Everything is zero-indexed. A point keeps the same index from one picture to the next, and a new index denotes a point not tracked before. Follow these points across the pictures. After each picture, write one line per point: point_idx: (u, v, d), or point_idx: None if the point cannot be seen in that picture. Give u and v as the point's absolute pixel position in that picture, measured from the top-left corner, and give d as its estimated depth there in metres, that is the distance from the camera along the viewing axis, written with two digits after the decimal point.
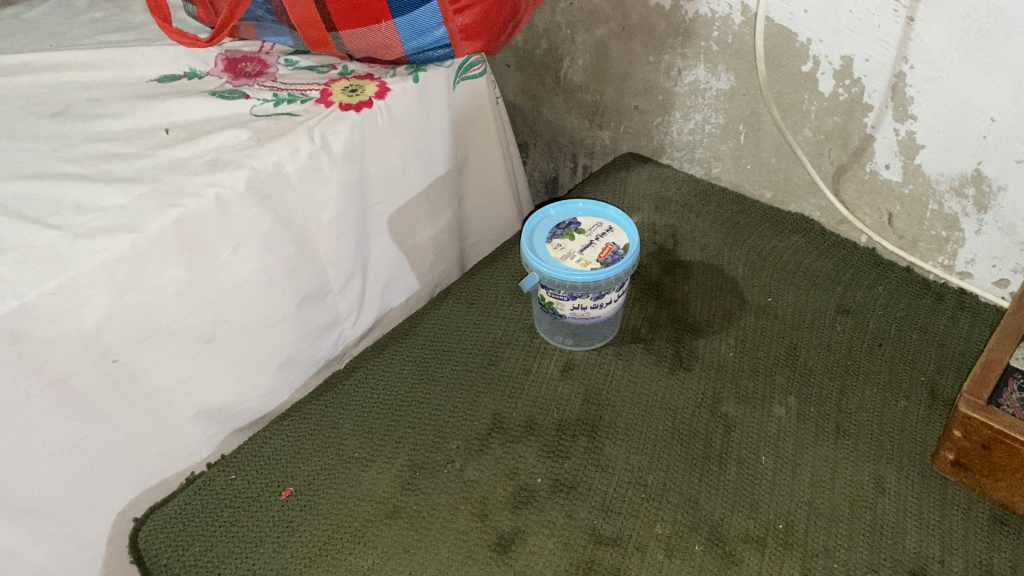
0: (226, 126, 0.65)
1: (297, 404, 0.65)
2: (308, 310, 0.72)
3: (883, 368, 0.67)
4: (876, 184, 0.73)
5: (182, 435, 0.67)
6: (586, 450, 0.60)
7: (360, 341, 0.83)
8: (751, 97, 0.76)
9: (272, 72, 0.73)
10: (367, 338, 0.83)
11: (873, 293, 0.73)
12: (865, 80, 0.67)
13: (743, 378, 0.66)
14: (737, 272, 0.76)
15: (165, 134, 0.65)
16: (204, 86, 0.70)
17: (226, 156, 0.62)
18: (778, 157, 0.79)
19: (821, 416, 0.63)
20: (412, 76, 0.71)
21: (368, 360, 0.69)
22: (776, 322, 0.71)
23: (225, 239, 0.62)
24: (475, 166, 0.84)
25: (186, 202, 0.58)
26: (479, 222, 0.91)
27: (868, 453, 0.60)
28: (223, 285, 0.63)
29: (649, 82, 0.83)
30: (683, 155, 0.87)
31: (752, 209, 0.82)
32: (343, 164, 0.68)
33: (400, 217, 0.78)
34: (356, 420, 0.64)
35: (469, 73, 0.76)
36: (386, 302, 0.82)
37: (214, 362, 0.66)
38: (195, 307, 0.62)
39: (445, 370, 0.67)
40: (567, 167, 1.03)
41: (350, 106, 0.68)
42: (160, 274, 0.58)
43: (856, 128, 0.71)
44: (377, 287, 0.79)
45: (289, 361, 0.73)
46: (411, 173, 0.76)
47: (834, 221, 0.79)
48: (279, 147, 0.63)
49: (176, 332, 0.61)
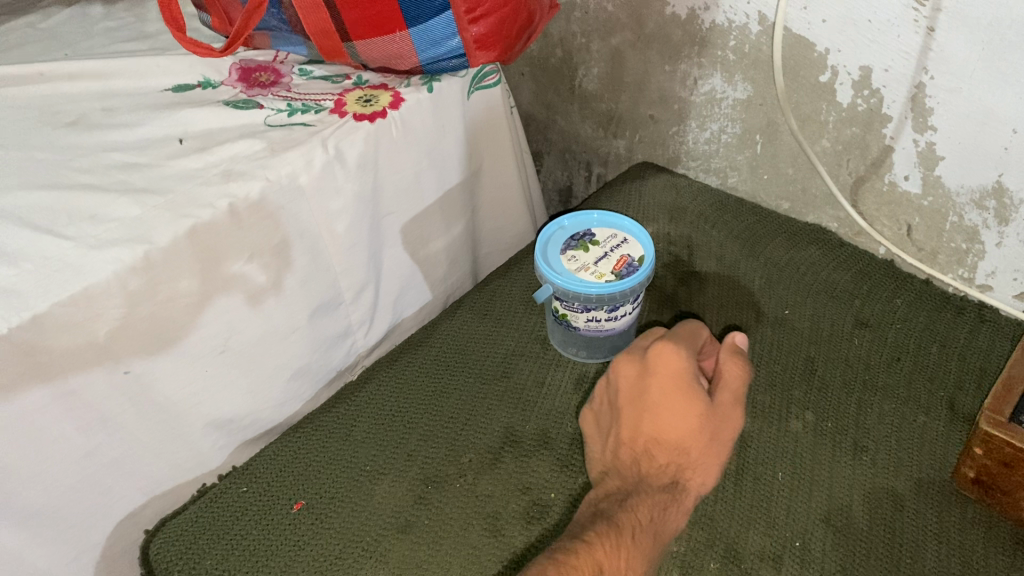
0: (240, 137, 0.65)
1: (308, 415, 0.65)
2: (322, 321, 0.71)
3: (902, 383, 0.66)
4: (895, 195, 0.72)
5: (196, 448, 0.67)
6: None
7: (373, 353, 0.81)
8: (768, 107, 0.75)
9: (286, 81, 0.72)
10: (379, 349, 0.81)
11: (891, 306, 0.72)
12: (884, 91, 0.66)
13: (760, 393, 0.65)
14: (754, 283, 0.74)
15: (179, 144, 0.64)
16: (218, 95, 0.69)
17: (240, 167, 0.62)
18: (796, 168, 0.78)
19: (838, 431, 0.63)
20: (426, 87, 0.70)
21: (381, 371, 0.68)
22: (794, 335, 0.70)
23: (238, 249, 0.61)
24: (492, 176, 0.82)
25: (199, 212, 0.58)
26: (495, 231, 0.88)
27: (884, 468, 0.60)
28: (237, 295, 0.62)
29: (665, 91, 0.83)
30: (698, 164, 0.86)
31: (769, 219, 0.81)
32: (356, 175, 0.67)
33: (413, 227, 0.75)
34: (368, 431, 0.63)
35: (483, 84, 0.74)
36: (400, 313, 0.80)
37: (228, 375, 0.65)
38: (209, 318, 0.61)
39: (458, 382, 0.67)
40: (581, 175, 1.02)
41: (364, 116, 0.67)
42: (174, 284, 0.58)
43: (875, 139, 0.70)
44: (390, 296, 0.77)
45: (300, 372, 0.72)
46: (424, 185, 0.74)
47: (852, 232, 0.78)
48: (292, 158, 0.62)
49: (190, 345, 0.61)
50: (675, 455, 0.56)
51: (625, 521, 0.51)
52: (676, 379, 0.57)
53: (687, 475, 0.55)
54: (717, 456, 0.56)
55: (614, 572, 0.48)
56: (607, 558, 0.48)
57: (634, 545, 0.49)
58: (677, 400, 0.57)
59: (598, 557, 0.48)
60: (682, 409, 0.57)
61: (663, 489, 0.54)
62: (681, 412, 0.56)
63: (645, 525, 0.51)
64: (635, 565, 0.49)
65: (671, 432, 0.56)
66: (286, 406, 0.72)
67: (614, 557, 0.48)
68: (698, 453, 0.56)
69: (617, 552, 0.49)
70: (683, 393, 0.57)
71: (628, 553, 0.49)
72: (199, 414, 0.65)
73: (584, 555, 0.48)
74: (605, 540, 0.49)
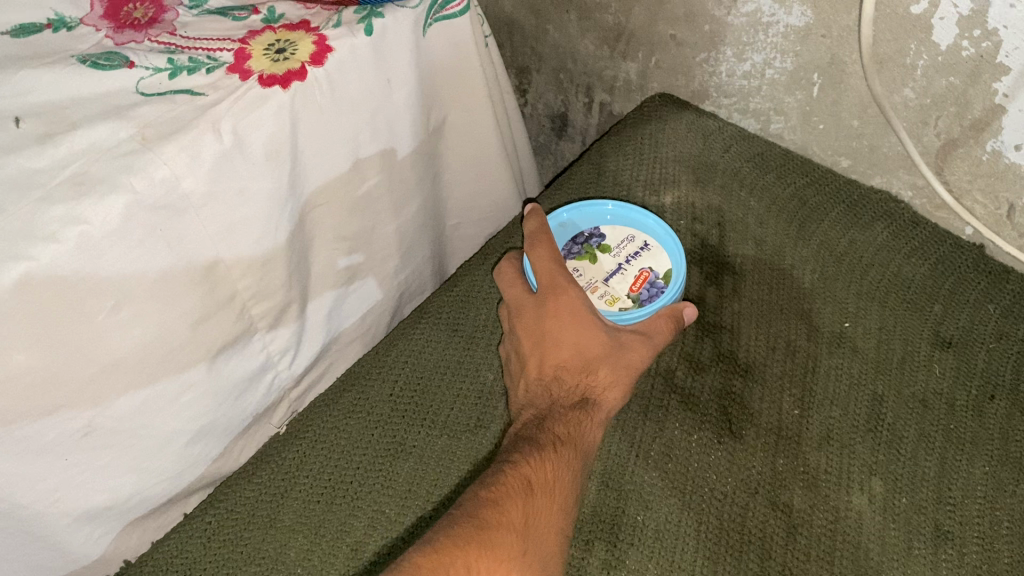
0: (96, 118, 0.45)
1: (220, 492, 0.50)
2: (226, 365, 0.52)
3: (995, 434, 0.50)
4: (998, 167, 0.54)
5: (70, 546, 0.49)
6: (603, 565, 0.47)
7: (306, 378, 0.62)
8: (833, 41, 0.55)
9: (170, 18, 0.52)
10: (313, 372, 0.62)
11: (981, 314, 0.55)
12: (1004, 33, 0.47)
13: (811, 452, 0.50)
14: (803, 280, 0.57)
15: (14, 128, 0.44)
16: (73, 45, 0.49)
17: (96, 169, 0.43)
18: (864, 120, 0.59)
19: (915, 510, 0.48)
20: (362, 26, 0.50)
21: (319, 417, 0.52)
22: (856, 363, 0.53)
23: (99, 297, 0.43)
24: (461, 130, 0.62)
25: (36, 252, 0.40)
26: (466, 196, 0.68)
27: (976, 569, 0.46)
28: (102, 360, 0.44)
29: (692, 7, 0.61)
30: (732, 102, 0.66)
31: (824, 181, 0.62)
32: (268, 167, 0.48)
33: (353, 215, 0.57)
34: (299, 514, 0.49)
35: (444, 13, 0.54)
36: (338, 324, 0.62)
37: (101, 457, 0.47)
38: (66, 395, 0.44)
39: (418, 437, 0.51)
40: (579, 100, 0.81)
41: (275, 79, 0.48)
42: (6, 360, 0.40)
43: (980, 95, 0.51)
44: (322, 308, 0.59)
45: (204, 432, 0.53)
46: (365, 160, 0.55)
47: (931, 204, 0.60)
48: (168, 155, 0.44)
49: (41, 433, 0.43)
50: (583, 377, 0.49)
51: (547, 442, 0.45)
52: (570, 305, 0.50)
53: (596, 393, 0.49)
54: (626, 372, 0.48)
55: (544, 485, 0.43)
56: (535, 473, 0.43)
57: (559, 459, 0.45)
58: (575, 326, 0.49)
59: (526, 472, 0.43)
60: (584, 331, 0.49)
61: (575, 407, 0.48)
62: (581, 335, 0.49)
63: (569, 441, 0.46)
64: (565, 475, 0.44)
65: (575, 355, 0.49)
66: (193, 473, 0.54)
67: (541, 470, 0.44)
68: (605, 370, 0.48)
69: (544, 468, 0.44)
70: (579, 316, 0.49)
71: (554, 465, 0.44)
72: (66, 509, 0.47)
73: (510, 472, 0.43)
74: (528, 457, 0.44)
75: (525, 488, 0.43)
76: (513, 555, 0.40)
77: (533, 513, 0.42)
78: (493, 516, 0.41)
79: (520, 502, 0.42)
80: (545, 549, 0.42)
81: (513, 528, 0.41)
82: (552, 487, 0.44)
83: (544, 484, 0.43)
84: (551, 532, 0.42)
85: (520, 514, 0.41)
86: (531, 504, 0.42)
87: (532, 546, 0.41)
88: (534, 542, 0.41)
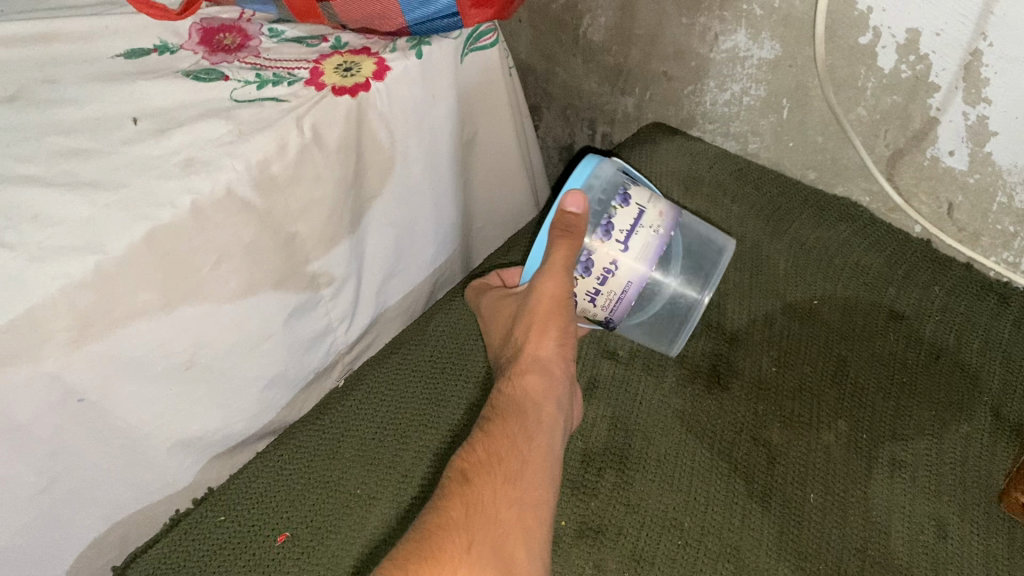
0: (201, 115, 0.55)
1: (289, 428, 0.59)
2: (299, 325, 0.64)
3: (941, 384, 0.60)
4: (937, 170, 0.65)
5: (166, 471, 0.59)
6: (614, 486, 0.56)
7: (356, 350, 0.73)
8: (798, 70, 0.67)
9: (254, 45, 0.63)
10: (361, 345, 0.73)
11: (929, 294, 0.65)
12: (933, 57, 0.58)
13: (788, 400, 0.60)
14: (778, 268, 0.68)
15: (134, 125, 0.54)
16: (178, 63, 0.60)
17: (202, 154, 0.53)
18: (827, 136, 0.70)
19: (874, 443, 0.57)
20: (414, 51, 0.61)
21: (371, 372, 0.61)
22: (824, 331, 0.64)
23: (205, 252, 0.54)
24: (487, 145, 0.74)
25: (158, 213, 0.50)
26: (489, 205, 0.80)
27: (924, 488, 0.54)
28: (205, 305, 0.55)
29: (681, 47, 0.73)
30: (716, 127, 0.78)
31: (794, 189, 0.73)
32: (337, 158, 0.60)
33: (398, 209, 0.68)
34: (356, 449, 0.57)
35: (479, 44, 0.65)
36: (385, 302, 0.73)
37: (196, 392, 0.57)
38: (174, 333, 0.54)
39: (455, 389, 0.60)
40: (584, 133, 0.94)
41: (344, 89, 0.59)
42: (132, 298, 0.50)
43: (919, 109, 0.62)
44: (372, 287, 0.70)
45: (279, 380, 0.64)
46: (411, 164, 0.66)
47: (885, 207, 0.71)
48: (262, 142, 0.55)
49: (152, 364, 0.53)
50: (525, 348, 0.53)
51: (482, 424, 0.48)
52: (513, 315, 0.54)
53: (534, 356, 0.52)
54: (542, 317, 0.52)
55: (478, 468, 0.44)
56: (471, 461, 0.45)
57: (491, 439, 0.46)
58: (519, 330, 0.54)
59: (459, 465, 0.45)
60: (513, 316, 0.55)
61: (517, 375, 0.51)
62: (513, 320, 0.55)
63: (509, 426, 0.47)
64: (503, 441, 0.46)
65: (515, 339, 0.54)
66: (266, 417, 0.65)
67: (474, 454, 0.45)
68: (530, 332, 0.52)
69: (478, 453, 0.45)
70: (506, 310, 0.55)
71: (485, 445, 0.46)
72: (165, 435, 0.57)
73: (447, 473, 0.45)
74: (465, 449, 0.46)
75: (462, 479, 0.44)
76: (457, 547, 0.40)
77: (472, 500, 0.43)
78: (431, 518, 0.42)
79: (458, 492, 0.43)
80: (497, 534, 0.42)
81: (455, 521, 0.41)
82: (494, 464, 0.45)
83: (479, 467, 0.44)
84: (503, 515, 0.43)
85: (458, 505, 0.42)
86: (470, 488, 0.43)
87: (477, 529, 0.41)
88: (478, 529, 0.41)
